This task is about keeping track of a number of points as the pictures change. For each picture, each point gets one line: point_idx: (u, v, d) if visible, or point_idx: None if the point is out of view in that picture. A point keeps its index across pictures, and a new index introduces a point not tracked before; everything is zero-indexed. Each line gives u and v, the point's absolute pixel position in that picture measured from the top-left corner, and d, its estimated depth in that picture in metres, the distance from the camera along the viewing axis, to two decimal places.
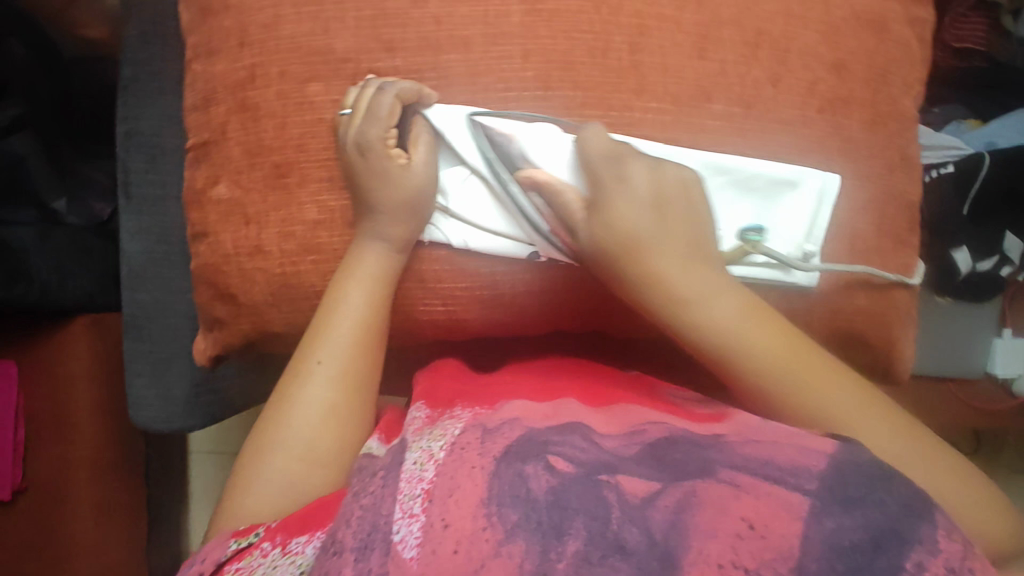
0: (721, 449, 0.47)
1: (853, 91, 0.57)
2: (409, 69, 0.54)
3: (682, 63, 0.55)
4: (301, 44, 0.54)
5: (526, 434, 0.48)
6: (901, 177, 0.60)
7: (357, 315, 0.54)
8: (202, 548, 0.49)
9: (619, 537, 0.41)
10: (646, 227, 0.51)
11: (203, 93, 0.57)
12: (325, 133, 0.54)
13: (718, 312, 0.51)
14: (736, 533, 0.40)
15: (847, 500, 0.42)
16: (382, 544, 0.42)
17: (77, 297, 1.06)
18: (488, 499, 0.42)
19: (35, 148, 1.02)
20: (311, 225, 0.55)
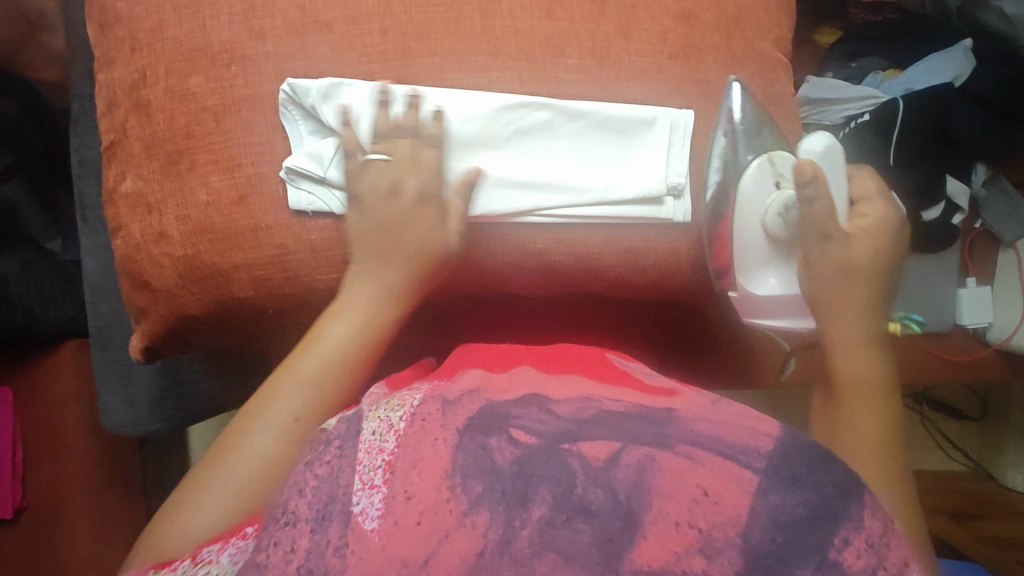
0: (674, 424, 0.44)
1: (704, 38, 0.64)
2: (278, 52, 0.59)
3: (534, 24, 0.61)
4: (182, 42, 0.60)
5: (488, 405, 0.45)
6: (770, 113, 0.64)
7: (339, 349, 0.55)
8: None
9: (585, 500, 0.39)
10: (863, 260, 0.60)
11: (106, 99, 0.64)
12: (208, 118, 0.60)
13: (858, 356, 0.59)
14: (693, 498, 0.39)
15: (793, 479, 0.40)
16: (340, 515, 0.39)
17: (60, 323, 1.10)
18: (451, 470, 0.40)
19: (26, 194, 1.12)
20: (202, 207, 0.60)
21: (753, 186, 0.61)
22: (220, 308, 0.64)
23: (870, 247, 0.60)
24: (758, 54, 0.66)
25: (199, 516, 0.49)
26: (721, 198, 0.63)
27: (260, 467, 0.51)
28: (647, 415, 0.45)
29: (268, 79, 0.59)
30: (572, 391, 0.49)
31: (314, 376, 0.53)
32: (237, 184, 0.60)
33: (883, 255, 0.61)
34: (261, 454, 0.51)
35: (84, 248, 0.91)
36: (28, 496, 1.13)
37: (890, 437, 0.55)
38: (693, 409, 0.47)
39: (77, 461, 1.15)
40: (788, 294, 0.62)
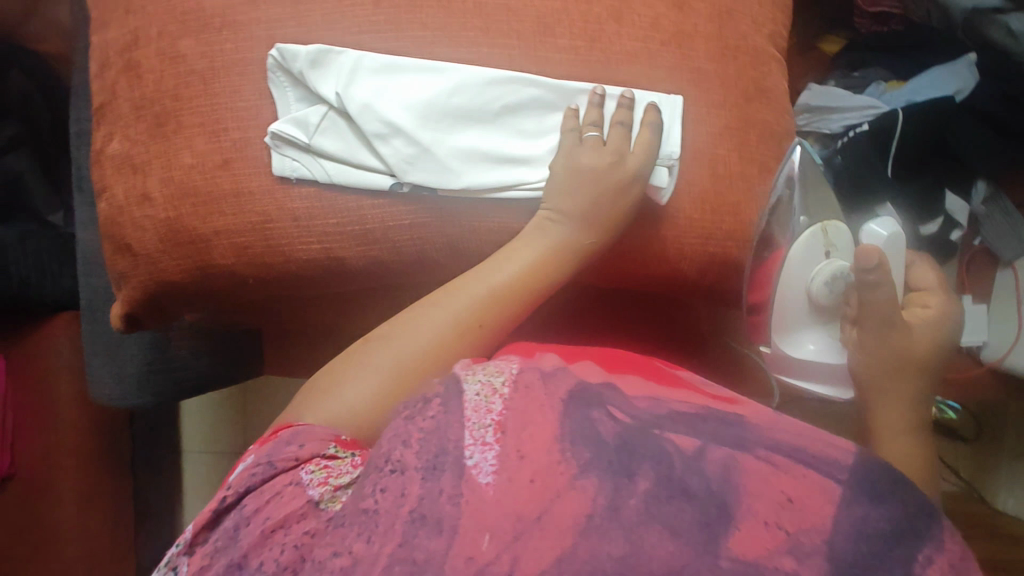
0: (743, 427, 0.41)
1: (696, 26, 0.68)
2: (270, 17, 0.65)
3: (523, 1, 0.66)
4: (175, 6, 0.66)
5: (584, 384, 0.43)
6: (761, 106, 0.69)
7: (512, 277, 0.61)
8: (301, 432, 0.49)
9: (683, 481, 0.36)
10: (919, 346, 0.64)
11: (99, 61, 0.69)
12: (217, 73, 0.65)
13: (901, 434, 0.58)
14: (780, 501, 0.35)
15: (877, 492, 0.36)
16: (453, 465, 0.37)
17: (59, 294, 1.04)
18: (561, 436, 0.38)
19: (30, 165, 1.07)
20: (186, 168, 0.65)
21: (802, 255, 0.76)
22: (195, 271, 0.68)
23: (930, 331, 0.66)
24: (751, 46, 0.69)
25: (350, 389, 0.53)
26: (778, 259, 0.78)
27: (433, 349, 0.56)
28: (712, 413, 0.43)
29: (257, 44, 0.65)
30: (644, 388, 0.46)
31: (491, 292, 0.60)
32: (222, 147, 0.65)
33: (941, 340, 0.66)
34: (430, 339, 0.57)
35: (80, 220, 0.87)
36: (17, 463, 1.09)
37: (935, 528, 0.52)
38: (768, 415, 0.44)
39: (65, 429, 1.11)
40: (820, 356, 0.78)
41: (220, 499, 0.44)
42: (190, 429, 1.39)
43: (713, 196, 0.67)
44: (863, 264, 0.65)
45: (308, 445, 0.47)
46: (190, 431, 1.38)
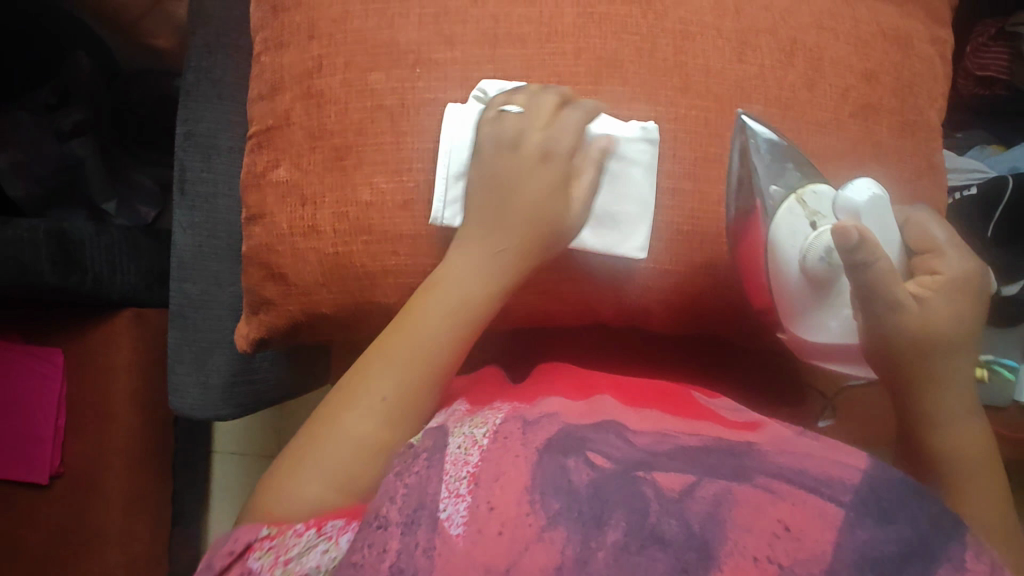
0: (755, 457, 0.42)
1: (881, 99, 0.61)
2: (467, 60, 0.57)
3: (724, 66, 0.58)
4: (368, 37, 0.58)
5: (565, 428, 0.44)
6: (928, 183, 0.63)
7: (430, 326, 0.51)
8: (236, 531, 0.46)
9: (658, 529, 0.37)
10: (954, 331, 0.53)
11: (270, 83, 0.61)
12: (383, 118, 0.57)
13: (953, 427, 0.53)
14: (772, 532, 0.37)
15: (882, 514, 0.38)
16: (428, 519, 0.39)
17: (124, 291, 1.07)
18: (531, 487, 0.39)
19: (93, 151, 1.08)
20: (362, 206, 0.58)
21: (783, 231, 0.53)
22: (354, 309, 0.62)
23: (958, 295, 0.53)
24: (924, 123, 0.63)
25: (298, 492, 0.46)
26: (750, 243, 0.56)
27: (361, 452, 0.47)
28: (725, 449, 0.43)
29: (453, 85, 0.57)
30: (652, 423, 0.47)
31: (410, 358, 0.50)
32: (404, 188, 0.57)
33: (964, 315, 0.53)
34: (354, 439, 0.48)
35: (178, 223, 0.88)
36: (65, 462, 1.12)
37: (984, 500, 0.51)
38: (776, 443, 0.45)
39: (121, 432, 1.11)
40: (848, 338, 0.55)
41: None
42: (222, 429, 1.38)
43: None
44: (840, 243, 0.48)
45: (245, 537, 0.45)
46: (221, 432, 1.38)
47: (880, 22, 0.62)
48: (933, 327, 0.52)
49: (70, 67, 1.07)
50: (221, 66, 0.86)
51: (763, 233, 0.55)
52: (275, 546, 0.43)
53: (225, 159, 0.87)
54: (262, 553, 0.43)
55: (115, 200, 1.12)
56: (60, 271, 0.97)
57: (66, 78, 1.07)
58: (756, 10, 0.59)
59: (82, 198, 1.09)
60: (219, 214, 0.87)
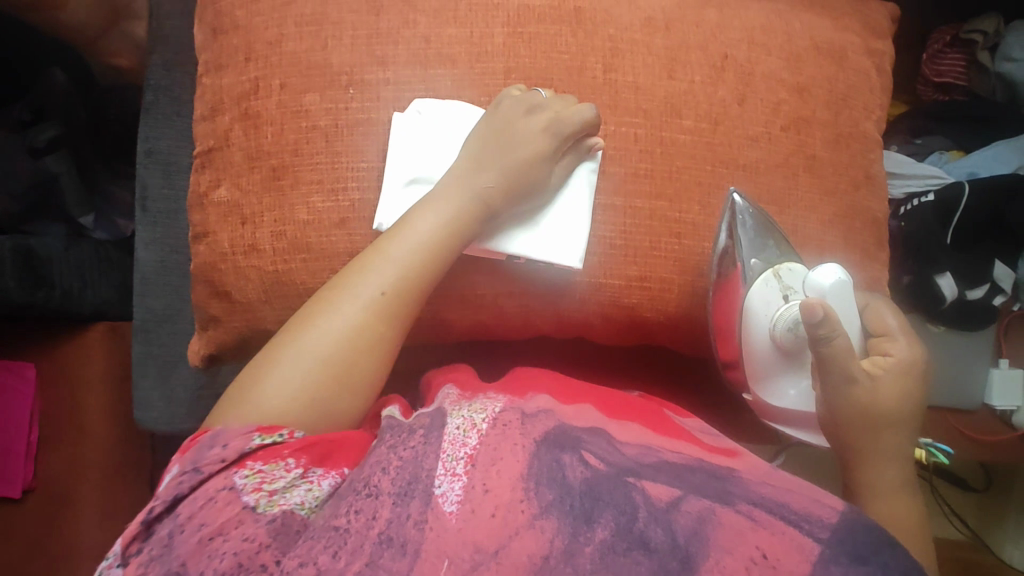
0: (736, 480, 0.42)
1: (814, 112, 0.61)
2: (399, 81, 0.58)
3: (653, 82, 0.59)
4: (302, 59, 0.59)
5: (560, 427, 0.45)
6: (865, 194, 0.63)
7: (428, 234, 0.53)
8: (216, 435, 0.44)
9: (645, 534, 0.37)
10: (902, 407, 0.52)
11: (211, 104, 0.62)
12: (317, 138, 0.58)
13: (896, 502, 0.50)
14: (752, 558, 0.36)
15: (858, 555, 0.36)
16: (422, 493, 0.39)
17: (94, 307, 1.08)
18: (527, 475, 0.40)
19: (68, 166, 1.09)
20: (300, 225, 0.59)
21: (757, 301, 0.58)
22: None
23: (904, 374, 0.52)
24: (865, 134, 0.63)
25: (258, 404, 0.46)
26: (727, 309, 0.60)
27: (331, 360, 0.49)
28: (706, 467, 0.43)
29: (385, 105, 0.58)
30: (632, 433, 0.47)
31: (408, 261, 0.52)
32: (340, 207, 0.58)
33: (910, 397, 0.52)
34: (322, 350, 0.49)
35: (140, 239, 0.89)
36: (38, 477, 1.10)
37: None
38: (757, 472, 0.44)
39: (90, 445, 1.13)
40: (807, 409, 0.58)
41: (148, 511, 0.40)
42: None
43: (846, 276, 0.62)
44: (806, 320, 0.48)
45: (235, 444, 0.43)
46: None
47: (815, 36, 0.62)
48: (881, 397, 0.51)
49: (45, 83, 1.08)
50: (180, 84, 0.88)
51: (739, 299, 0.60)
52: (264, 471, 0.42)
53: (185, 176, 0.88)
54: (252, 472, 0.42)
55: (91, 214, 1.13)
56: (27, 287, 0.99)
57: (41, 94, 1.09)
58: (687, 27, 0.60)
59: (59, 213, 1.10)
60: (181, 230, 0.89)
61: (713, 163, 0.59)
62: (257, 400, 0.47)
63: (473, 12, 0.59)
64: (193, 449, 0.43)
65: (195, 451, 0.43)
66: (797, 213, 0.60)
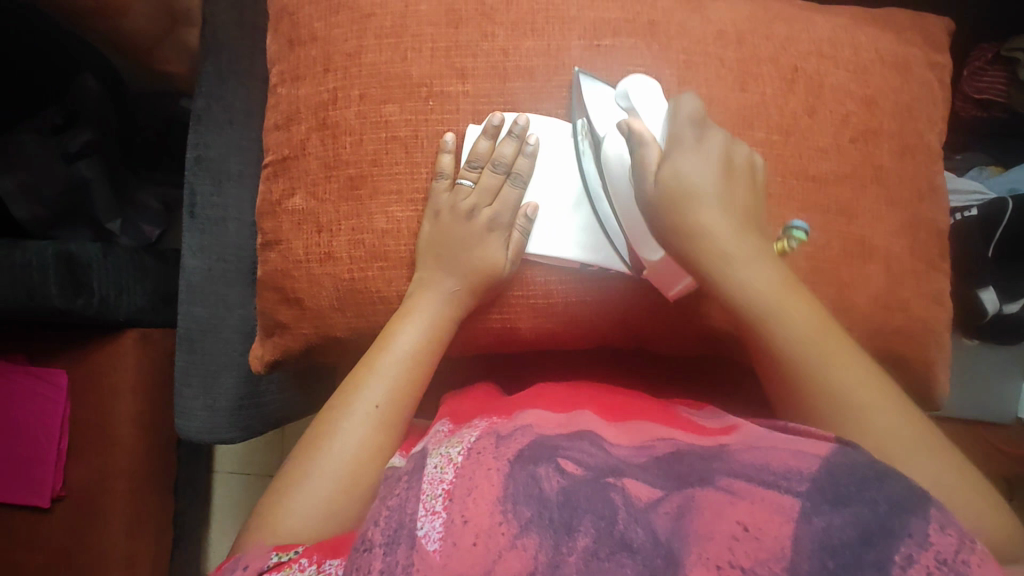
0: (727, 457, 0.44)
1: (882, 125, 0.62)
2: (477, 93, 0.59)
3: (726, 95, 0.60)
4: (381, 71, 0.60)
5: (538, 439, 0.47)
6: (929, 206, 0.64)
7: (410, 348, 0.57)
8: (242, 557, 0.49)
9: (626, 535, 0.39)
10: (708, 180, 0.52)
11: (286, 113, 0.63)
12: (397, 149, 0.59)
13: (795, 323, 0.51)
14: (733, 535, 0.38)
15: (838, 498, 0.39)
16: (407, 538, 0.41)
17: (130, 312, 1.07)
18: (503, 497, 0.41)
19: (100, 174, 1.07)
20: (378, 234, 0.60)
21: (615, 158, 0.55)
22: (368, 333, 0.63)
23: (723, 166, 0.53)
24: (929, 146, 0.64)
25: (304, 503, 0.51)
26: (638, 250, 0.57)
27: (366, 449, 0.54)
28: (699, 454, 0.46)
29: (463, 117, 0.59)
30: (630, 436, 0.50)
31: (396, 373, 0.56)
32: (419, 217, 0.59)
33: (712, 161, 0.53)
34: (362, 437, 0.54)
35: (188, 247, 0.89)
36: (66, 485, 1.11)
37: (869, 390, 0.50)
38: (752, 439, 0.47)
39: (123, 455, 1.10)
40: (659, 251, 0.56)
41: None
42: (224, 449, 1.37)
43: (910, 286, 0.63)
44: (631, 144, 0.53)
45: (255, 562, 0.48)
46: (223, 451, 1.36)
47: (880, 51, 0.63)
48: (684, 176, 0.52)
49: (76, 89, 1.04)
50: (233, 92, 0.88)
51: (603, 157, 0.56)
52: None
53: (236, 183, 0.88)
54: None
55: (120, 220, 1.13)
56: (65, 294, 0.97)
57: (72, 100, 1.04)
58: (759, 40, 0.61)
59: (86, 218, 1.09)
60: (231, 237, 0.89)
61: (783, 175, 0.60)
62: (305, 499, 0.51)
63: (550, 25, 0.60)
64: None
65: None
66: (861, 225, 0.61)
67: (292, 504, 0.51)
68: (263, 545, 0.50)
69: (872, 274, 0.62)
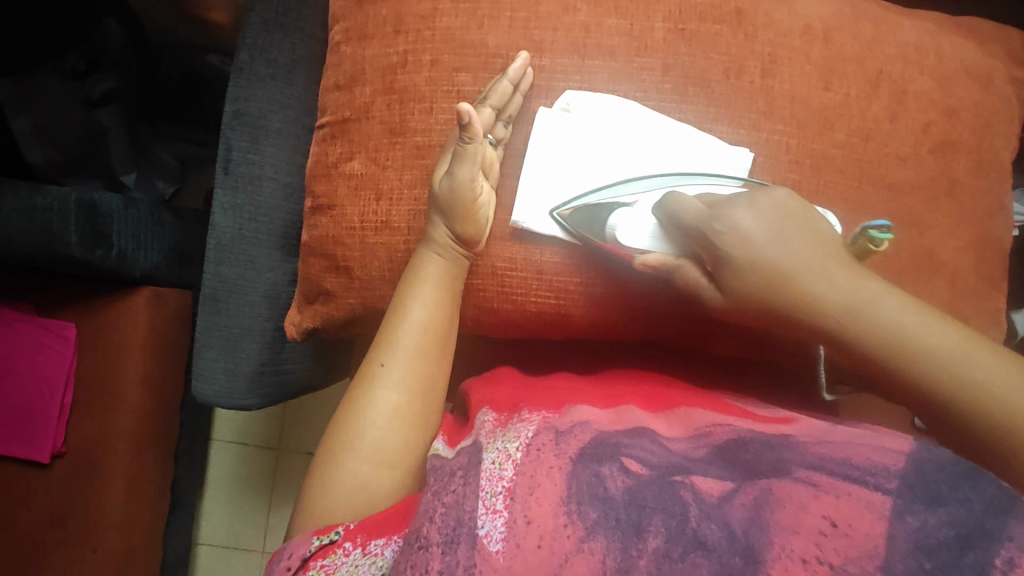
0: (790, 447, 0.40)
1: (962, 137, 0.61)
2: (553, 69, 0.58)
3: (809, 92, 0.58)
4: (455, 37, 0.57)
5: (598, 435, 0.43)
6: (997, 224, 0.63)
7: (425, 314, 0.55)
8: (287, 545, 0.47)
9: (700, 533, 0.36)
10: (777, 239, 0.46)
11: (349, 73, 0.60)
12: None
13: (883, 310, 0.44)
14: (820, 531, 0.35)
15: (931, 496, 0.35)
16: (467, 538, 0.39)
17: (145, 269, 1.04)
18: (566, 498, 0.39)
19: (119, 122, 1.03)
20: None
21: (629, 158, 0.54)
22: None
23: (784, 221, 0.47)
24: (1003, 163, 0.63)
25: (341, 481, 0.49)
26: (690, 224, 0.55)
27: (399, 420, 0.51)
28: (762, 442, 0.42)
29: (536, 92, 0.58)
30: (685, 427, 0.47)
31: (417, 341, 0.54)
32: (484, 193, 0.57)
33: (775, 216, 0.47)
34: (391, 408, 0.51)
35: (219, 204, 0.85)
36: (68, 442, 1.09)
37: (976, 356, 0.42)
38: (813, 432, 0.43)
39: (127, 415, 1.07)
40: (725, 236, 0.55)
41: None
42: (226, 416, 1.34)
43: (972, 304, 0.62)
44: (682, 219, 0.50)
45: (299, 552, 0.46)
46: (226, 419, 1.34)
47: (964, 59, 0.62)
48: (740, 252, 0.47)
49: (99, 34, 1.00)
50: (277, 47, 0.85)
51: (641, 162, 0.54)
52: (327, 566, 0.44)
53: (274, 141, 0.85)
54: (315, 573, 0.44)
55: (134, 174, 1.10)
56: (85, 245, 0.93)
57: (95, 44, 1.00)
58: (846, 38, 0.59)
59: (100, 168, 1.06)
60: (264, 197, 0.85)
61: (859, 179, 0.59)
62: (341, 478, 0.49)
63: (634, 4, 0.58)
64: (268, 565, 0.47)
65: (272, 564, 0.47)
66: (931, 236, 0.60)
67: (327, 481, 0.49)
68: (306, 528, 0.48)
69: (935, 288, 0.61)
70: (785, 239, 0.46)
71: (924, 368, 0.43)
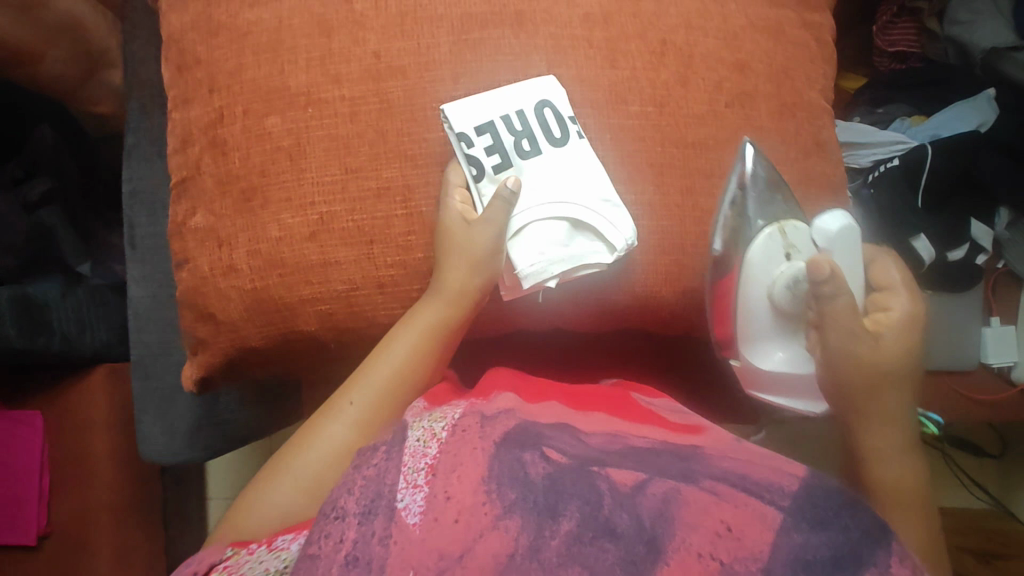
0: (698, 460, 0.44)
1: (757, 87, 0.64)
2: (353, 96, 0.61)
3: (595, 73, 0.62)
4: (261, 85, 0.62)
5: (522, 425, 0.47)
6: (818, 160, 0.67)
7: (403, 353, 0.59)
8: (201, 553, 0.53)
9: (610, 521, 0.38)
10: (897, 368, 0.53)
11: (181, 137, 0.65)
12: (282, 158, 0.61)
13: (889, 464, 0.53)
14: (715, 531, 0.37)
15: (818, 520, 0.38)
16: (385, 509, 0.39)
17: (96, 349, 0.99)
18: (487, 478, 0.40)
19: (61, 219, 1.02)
20: (272, 242, 0.61)
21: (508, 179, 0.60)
22: (280, 339, 0.65)
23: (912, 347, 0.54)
24: (811, 103, 0.67)
25: (271, 503, 0.55)
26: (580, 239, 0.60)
27: (339, 456, 0.55)
28: (671, 451, 0.46)
29: (342, 121, 0.61)
30: (599, 425, 0.49)
31: (385, 379, 0.58)
32: (309, 220, 0.61)
33: (912, 352, 0.54)
34: (337, 439, 0.56)
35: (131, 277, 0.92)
36: (53, 523, 1.02)
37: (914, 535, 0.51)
38: (718, 448, 0.47)
39: (103, 488, 1.02)
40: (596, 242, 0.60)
41: None
42: None
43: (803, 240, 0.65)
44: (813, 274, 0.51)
45: (208, 559, 0.51)
46: None
47: (750, 15, 0.65)
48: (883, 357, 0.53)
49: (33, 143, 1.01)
50: (155, 126, 0.91)
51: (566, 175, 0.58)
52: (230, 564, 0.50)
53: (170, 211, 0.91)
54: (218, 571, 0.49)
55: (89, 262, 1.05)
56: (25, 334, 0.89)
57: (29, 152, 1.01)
58: (625, 18, 0.63)
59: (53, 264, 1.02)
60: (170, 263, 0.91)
61: (662, 143, 0.62)
62: (268, 497, 0.55)
63: (418, 25, 0.62)
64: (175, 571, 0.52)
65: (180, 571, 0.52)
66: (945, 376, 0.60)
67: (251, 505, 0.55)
68: (225, 538, 0.55)
69: None
70: (905, 365, 0.54)
71: (894, 510, 0.52)
